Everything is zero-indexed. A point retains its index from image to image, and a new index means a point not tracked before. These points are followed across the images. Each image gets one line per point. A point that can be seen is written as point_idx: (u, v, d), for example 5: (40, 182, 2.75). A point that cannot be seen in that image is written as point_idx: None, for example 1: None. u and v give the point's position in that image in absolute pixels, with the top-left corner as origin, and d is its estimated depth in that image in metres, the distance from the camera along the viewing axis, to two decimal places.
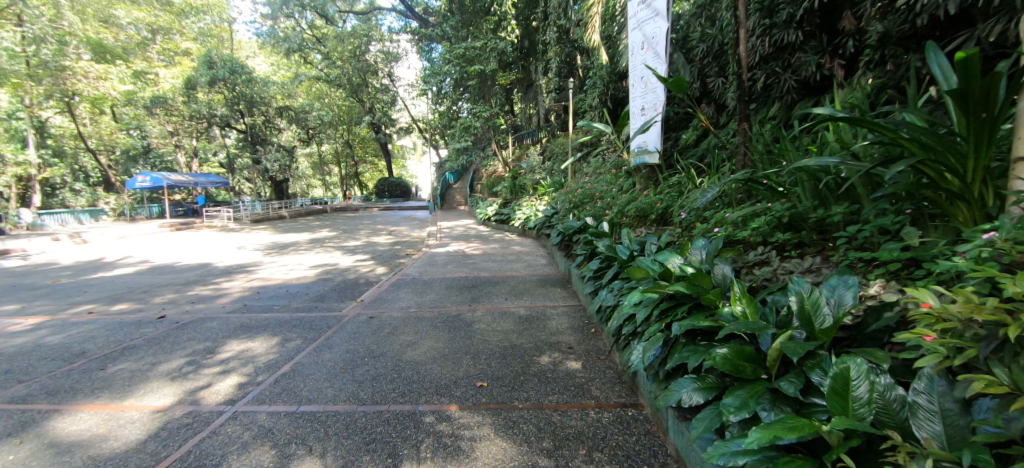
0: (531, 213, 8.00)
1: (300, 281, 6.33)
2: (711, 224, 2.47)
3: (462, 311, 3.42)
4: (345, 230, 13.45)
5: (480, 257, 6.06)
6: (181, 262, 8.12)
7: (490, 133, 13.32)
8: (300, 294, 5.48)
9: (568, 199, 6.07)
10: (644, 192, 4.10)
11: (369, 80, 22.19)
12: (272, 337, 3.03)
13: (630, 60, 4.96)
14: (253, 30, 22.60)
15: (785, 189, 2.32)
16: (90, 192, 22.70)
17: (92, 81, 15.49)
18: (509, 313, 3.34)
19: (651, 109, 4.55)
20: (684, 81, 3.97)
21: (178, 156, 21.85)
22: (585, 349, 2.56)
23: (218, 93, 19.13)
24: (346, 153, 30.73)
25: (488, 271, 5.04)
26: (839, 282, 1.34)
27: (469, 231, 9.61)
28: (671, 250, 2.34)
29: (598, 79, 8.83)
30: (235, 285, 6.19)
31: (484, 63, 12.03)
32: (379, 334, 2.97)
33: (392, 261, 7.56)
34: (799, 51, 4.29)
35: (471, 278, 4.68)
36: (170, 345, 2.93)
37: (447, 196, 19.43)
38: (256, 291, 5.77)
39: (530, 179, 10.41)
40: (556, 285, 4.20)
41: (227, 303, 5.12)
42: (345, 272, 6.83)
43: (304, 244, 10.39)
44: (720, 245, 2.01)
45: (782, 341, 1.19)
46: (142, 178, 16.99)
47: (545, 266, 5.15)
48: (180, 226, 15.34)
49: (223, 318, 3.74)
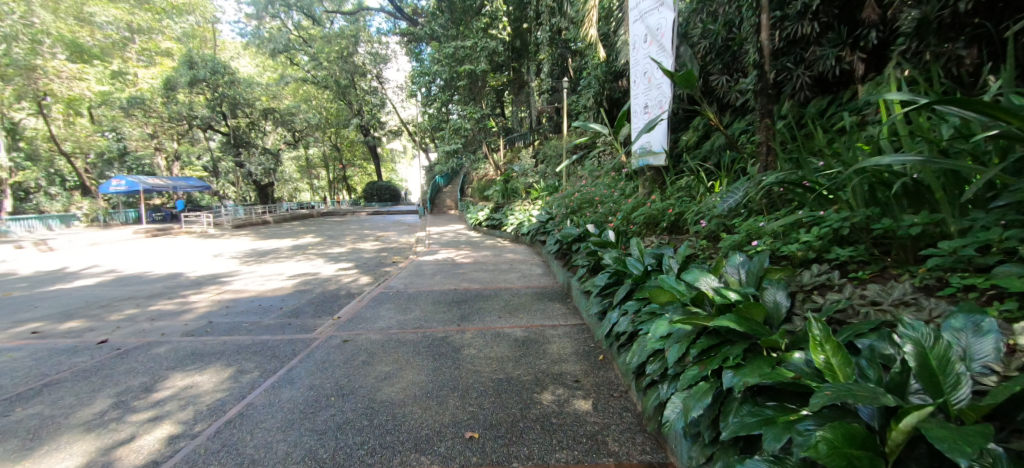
0: (524, 218, 7.61)
1: (276, 293, 5.85)
2: (740, 235, 2.11)
3: (450, 333, 3.00)
4: (330, 236, 12.94)
5: (471, 266, 5.65)
6: (151, 273, 7.57)
7: (481, 135, 12.95)
8: (273, 308, 5.01)
9: (564, 204, 5.69)
10: (651, 197, 3.72)
11: (357, 82, 21.72)
12: (225, 367, 2.57)
13: (631, 55, 4.61)
14: (237, 31, 21.98)
15: (832, 194, 1.96)
16: (64, 197, 21.77)
17: (66, 81, 14.76)
18: (504, 335, 2.93)
19: (656, 107, 4.19)
20: (693, 75, 3.62)
21: (158, 159, 21.10)
22: (594, 383, 2.17)
23: (200, 94, 18.48)
24: (334, 156, 30.14)
25: (479, 283, 4.62)
26: (968, 326, 0.97)
27: (460, 237, 9.20)
28: (698, 267, 1.97)
29: (593, 78, 8.53)
30: (205, 298, 5.68)
31: (474, 63, 11.67)
32: (351, 364, 2.54)
33: (377, 270, 7.10)
34: (814, 44, 3.98)
35: (460, 291, 4.27)
36: (100, 380, 2.46)
37: (437, 200, 18.99)
38: (225, 305, 5.28)
39: (523, 182, 10.04)
40: (553, 299, 3.80)
41: (191, 320, 4.62)
42: (326, 282, 6.36)
43: (286, 251, 9.88)
44: (765, 263, 1.63)
45: (915, 420, 0.80)
46: (117, 182, 16.24)
47: (542, 276, 4.77)
48: (156, 232, 14.66)
49: (176, 341, 3.26)
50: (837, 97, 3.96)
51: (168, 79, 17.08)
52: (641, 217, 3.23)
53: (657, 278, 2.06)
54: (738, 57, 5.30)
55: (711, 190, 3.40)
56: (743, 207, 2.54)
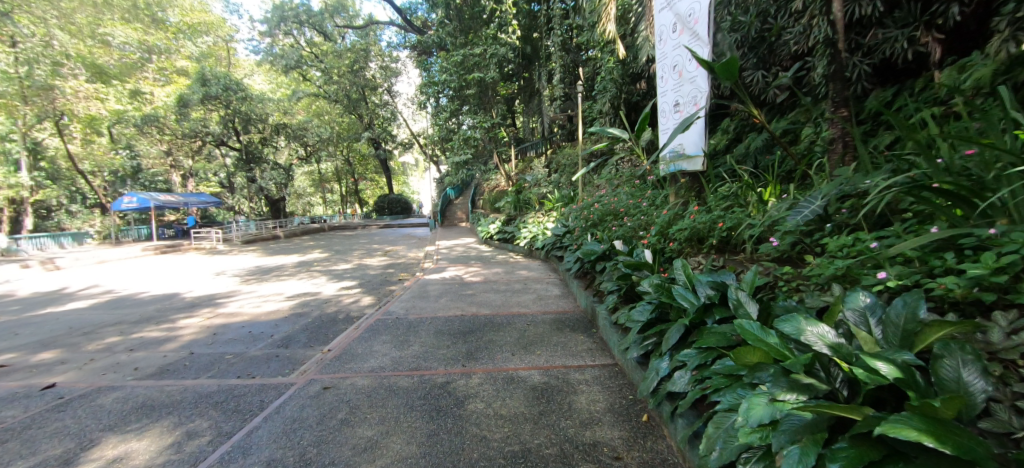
0: (539, 231, 7.09)
1: (271, 316, 5.40)
2: (842, 261, 1.55)
3: (453, 377, 2.47)
4: (338, 251, 12.59)
5: (481, 286, 5.12)
6: (147, 294, 7.21)
7: (492, 145, 12.53)
8: (264, 336, 4.54)
9: (582, 216, 5.15)
10: (689, 208, 3.17)
11: (368, 95, 21.69)
12: (173, 428, 2.07)
13: (658, 47, 4.11)
14: (252, 48, 22.20)
15: (985, 204, 1.39)
16: (81, 214, 22.00)
17: (83, 101, 14.87)
18: (519, 380, 2.38)
19: (689, 104, 3.66)
20: (737, 63, 3.10)
21: (173, 176, 21.26)
22: (642, 461, 1.61)
23: (213, 111, 18.52)
24: (346, 170, 30.17)
25: (490, 307, 4.07)
26: None
27: (470, 252, 8.71)
28: (792, 309, 1.41)
29: (609, 81, 8.05)
30: (194, 323, 5.25)
31: (484, 71, 11.30)
32: (326, 424, 2.01)
33: (381, 289, 6.63)
34: (875, 27, 3.39)
35: (469, 318, 3.75)
36: (18, 445, 1.99)
37: (447, 212, 18.61)
38: (214, 331, 4.83)
39: (535, 193, 9.52)
40: (576, 329, 3.24)
41: (172, 352, 4.19)
42: (326, 304, 5.90)
43: (290, 268, 9.51)
44: (919, 313, 1.08)
45: None
46: (129, 199, 16.27)
47: (560, 298, 4.21)
48: (165, 249, 14.55)
49: (134, 384, 2.78)
50: (903, 87, 3.41)
51: (182, 96, 17.04)
52: (680, 233, 2.67)
53: (730, 324, 1.52)
54: (776, 48, 4.72)
55: (765, 200, 2.85)
56: (824, 221, 2.00)
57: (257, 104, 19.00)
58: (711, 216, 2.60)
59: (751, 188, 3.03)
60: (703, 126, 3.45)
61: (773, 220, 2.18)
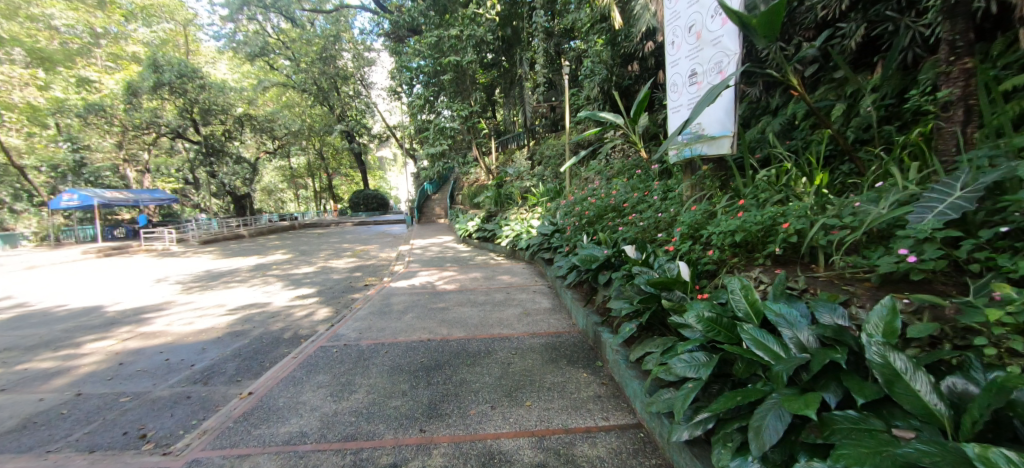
0: (523, 229, 6.29)
1: (201, 336, 4.47)
2: None
3: (404, 457, 1.66)
4: (303, 252, 11.52)
5: (455, 296, 4.30)
6: (64, 307, 6.15)
7: (470, 135, 11.64)
8: (181, 366, 3.64)
9: (574, 212, 4.39)
10: (723, 203, 2.43)
11: (340, 85, 20.35)
12: None
13: (667, 7, 3.37)
14: (213, 35, 20.58)
15: None
16: (23, 213, 20.16)
17: (18, 88, 13.97)
18: (503, 460, 1.60)
19: (712, 72, 2.92)
20: (784, 13, 2.36)
21: (127, 172, 19.57)
22: None
23: (166, 101, 16.58)
24: (318, 165, 28.64)
25: (465, 328, 3.24)
26: None
27: (447, 252, 7.88)
28: None
29: (598, 63, 7.31)
30: (102, 348, 4.29)
31: (461, 55, 10.41)
32: None
33: (342, 298, 5.75)
34: None
35: (438, 344, 2.93)
36: None
37: (425, 208, 17.60)
38: (121, 361, 3.89)
39: (518, 186, 8.71)
40: (576, 361, 2.47)
41: (53, 393, 3.25)
42: (273, 318, 5.00)
43: (244, 273, 8.47)
44: None
45: None
46: (69, 196, 14.72)
47: (552, 314, 3.43)
48: (109, 252, 13.11)
49: None
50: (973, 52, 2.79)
51: (129, 84, 15.16)
52: (717, 234, 1.96)
53: (930, 441, 0.83)
54: (797, 16, 4.00)
55: (822, 191, 2.17)
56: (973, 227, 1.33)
57: (218, 94, 17.20)
58: (767, 212, 1.87)
59: (797, 178, 2.38)
60: (731, 100, 2.73)
61: (877, 222, 1.50)
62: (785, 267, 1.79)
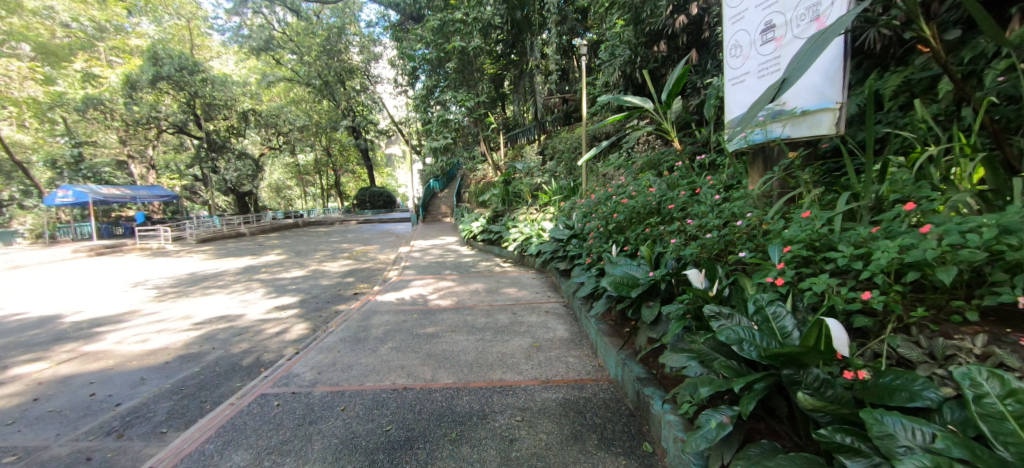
0: (532, 232, 5.46)
1: (148, 360, 3.74)
2: None
3: None
4: (298, 252, 10.83)
5: (449, 317, 3.51)
6: (20, 316, 5.52)
7: (477, 128, 10.83)
8: (103, 408, 2.89)
9: (597, 215, 3.57)
10: (851, 209, 1.56)
11: (346, 80, 19.61)
12: None
13: None
14: (218, 28, 19.99)
15: None
16: (26, 209, 19.86)
17: (18, 82, 13.16)
18: None
19: (807, 19, 2.05)
20: None
21: (131, 167, 19.19)
22: None
23: (167, 94, 15.88)
24: (324, 162, 28.01)
25: (456, 370, 2.41)
26: None
27: (447, 256, 7.13)
28: None
29: (618, 44, 6.43)
30: (30, 374, 3.59)
31: (466, 41, 9.56)
32: None
33: (325, 310, 5.04)
34: None
35: (416, 399, 2.11)
36: None
37: (431, 207, 16.83)
38: (38, 395, 3.16)
39: (527, 183, 7.88)
40: (612, 442, 1.65)
41: None
42: (241, 335, 4.29)
43: (228, 276, 7.77)
44: None
45: None
46: (64, 192, 14.32)
47: (570, 350, 2.61)
48: (102, 251, 12.58)
49: None
50: None
51: (128, 77, 14.49)
52: (878, 260, 1.12)
53: None
54: None
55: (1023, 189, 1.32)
56: None
57: (220, 88, 16.56)
58: (978, 224, 1.05)
59: (945, 171, 1.60)
60: (837, 66, 1.88)
61: None
62: (1011, 325, 1.02)
